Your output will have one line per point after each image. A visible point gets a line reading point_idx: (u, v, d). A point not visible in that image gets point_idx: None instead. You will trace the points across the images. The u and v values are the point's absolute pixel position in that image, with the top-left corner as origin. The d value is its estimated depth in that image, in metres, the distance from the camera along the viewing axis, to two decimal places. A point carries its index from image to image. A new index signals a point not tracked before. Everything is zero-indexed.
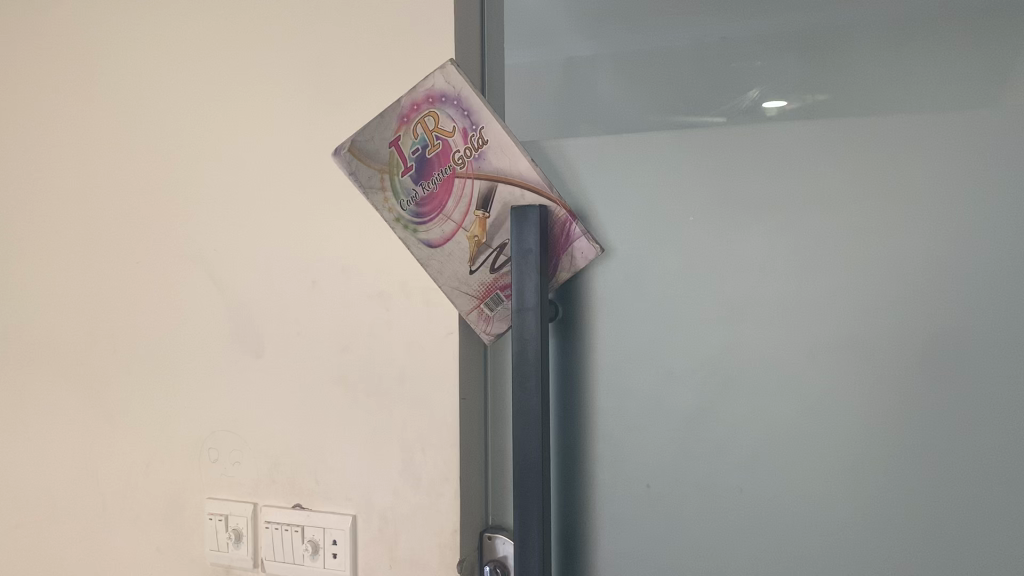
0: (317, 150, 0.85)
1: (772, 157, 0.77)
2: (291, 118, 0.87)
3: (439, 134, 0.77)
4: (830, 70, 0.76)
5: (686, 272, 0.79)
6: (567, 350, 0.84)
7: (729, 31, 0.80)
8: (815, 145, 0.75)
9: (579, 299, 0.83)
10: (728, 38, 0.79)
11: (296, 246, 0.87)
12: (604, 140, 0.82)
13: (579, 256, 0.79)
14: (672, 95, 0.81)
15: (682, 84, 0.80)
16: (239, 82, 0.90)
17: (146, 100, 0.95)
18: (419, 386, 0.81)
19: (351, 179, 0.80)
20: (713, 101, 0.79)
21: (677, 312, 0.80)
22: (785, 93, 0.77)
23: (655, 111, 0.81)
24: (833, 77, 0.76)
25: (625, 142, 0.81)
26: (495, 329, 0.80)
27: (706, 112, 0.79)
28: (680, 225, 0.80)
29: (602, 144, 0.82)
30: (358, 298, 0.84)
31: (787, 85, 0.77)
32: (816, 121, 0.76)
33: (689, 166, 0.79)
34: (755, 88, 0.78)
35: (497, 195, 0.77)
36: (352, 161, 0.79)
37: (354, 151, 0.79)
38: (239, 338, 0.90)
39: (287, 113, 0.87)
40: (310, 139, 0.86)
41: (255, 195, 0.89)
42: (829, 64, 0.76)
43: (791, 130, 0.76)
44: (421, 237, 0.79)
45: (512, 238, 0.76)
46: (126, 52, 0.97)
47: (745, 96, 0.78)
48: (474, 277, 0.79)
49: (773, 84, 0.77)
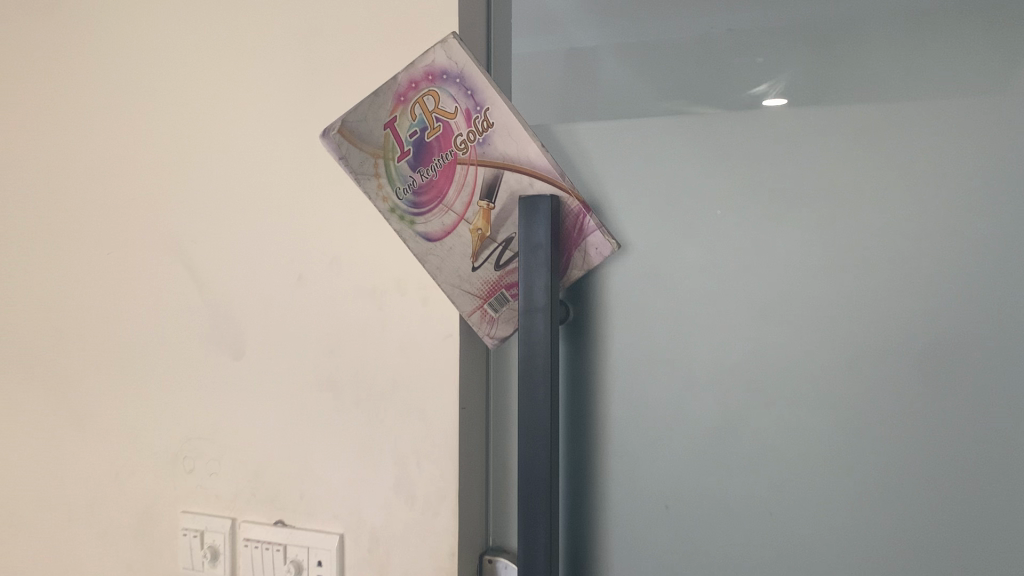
0: (305, 131, 0.78)
1: (811, 144, 0.69)
2: (276, 97, 0.79)
3: (439, 115, 0.69)
4: (843, 70, 0.67)
5: (709, 272, 0.72)
6: (578, 354, 0.76)
7: (731, 20, 0.70)
8: (857, 131, 0.67)
9: (592, 300, 0.76)
10: (734, 29, 0.70)
11: (282, 238, 0.79)
12: (622, 124, 0.74)
13: (593, 252, 0.72)
14: (678, 86, 0.72)
15: (679, 81, 0.72)
16: (220, 58, 0.82)
17: (120, 77, 0.87)
18: (415, 393, 0.74)
19: (341, 164, 0.72)
20: (707, 97, 0.71)
21: (700, 316, 0.72)
22: (784, 96, 0.69)
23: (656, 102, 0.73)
24: (848, 76, 0.67)
25: (645, 127, 0.73)
26: (499, 333, 0.73)
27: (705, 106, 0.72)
28: (702, 220, 0.72)
29: (619, 129, 0.74)
30: (349, 296, 0.76)
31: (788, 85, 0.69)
32: (858, 104, 0.67)
33: (712, 155, 0.72)
34: (753, 88, 0.70)
35: (504, 183, 0.70)
36: (342, 143, 0.71)
37: (344, 134, 0.71)
38: (219, 337, 0.83)
39: (271, 90, 0.79)
40: (298, 120, 0.78)
41: (239, 181, 0.81)
42: (840, 65, 0.67)
43: (828, 115, 0.68)
44: (418, 229, 0.72)
45: (520, 231, 0.69)
46: (99, 25, 0.89)
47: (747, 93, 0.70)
48: (477, 274, 0.71)
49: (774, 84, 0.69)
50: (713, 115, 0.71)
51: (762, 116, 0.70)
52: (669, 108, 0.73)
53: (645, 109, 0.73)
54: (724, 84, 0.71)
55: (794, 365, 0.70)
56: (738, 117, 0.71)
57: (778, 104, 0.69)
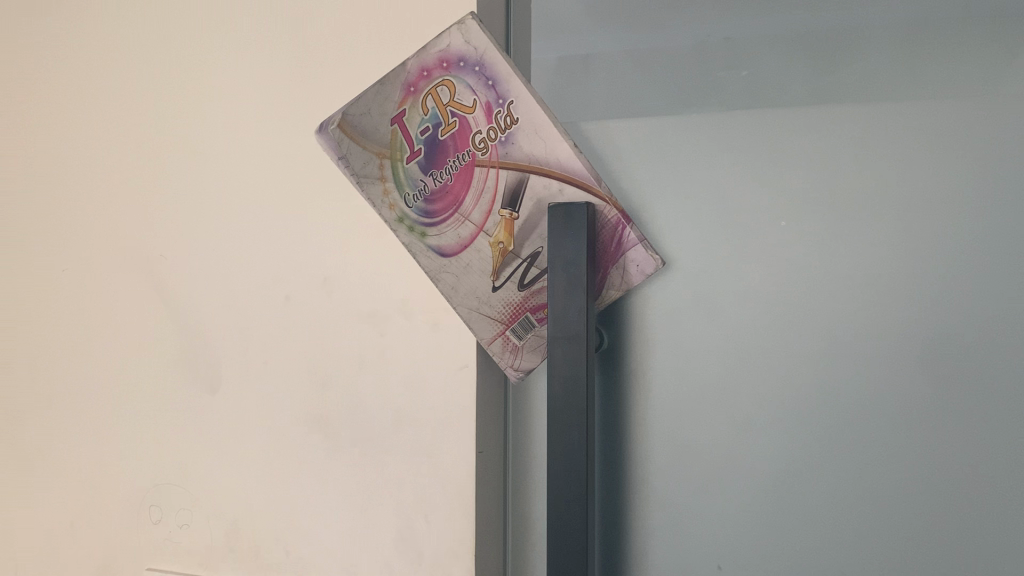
0: (292, 129, 0.67)
1: (886, 149, 0.59)
2: (256, 92, 0.69)
3: (455, 109, 0.59)
4: (849, 87, 0.60)
5: (766, 294, 0.62)
6: (612, 387, 0.66)
7: (735, 27, 0.63)
8: (935, 136, 0.58)
9: (627, 325, 0.65)
10: (732, 38, 0.63)
11: (266, 255, 0.69)
12: (662, 122, 0.65)
13: (633, 270, 0.61)
14: (693, 92, 0.64)
15: (687, 87, 0.64)
16: (188, 53, 0.72)
17: (76, 76, 0.77)
18: (423, 434, 0.63)
19: (341, 165, 0.61)
20: (697, 108, 0.64)
21: (756, 343, 0.62)
22: (777, 109, 0.62)
23: (679, 105, 0.64)
24: (855, 92, 0.60)
25: (689, 126, 0.64)
26: (524, 364, 0.62)
27: (738, 109, 0.63)
28: (757, 234, 0.62)
29: (659, 128, 0.65)
30: (345, 321, 0.66)
31: (789, 96, 0.62)
32: (931, 105, 0.58)
33: (766, 159, 0.62)
34: (754, 101, 0.62)
35: (529, 189, 0.59)
36: (341, 139, 0.60)
37: (344, 128, 0.60)
38: (189, 370, 0.71)
39: (251, 84, 0.69)
40: (282, 119, 0.68)
41: (215, 190, 0.71)
42: (863, 74, 0.60)
43: (901, 118, 0.59)
44: (431, 242, 0.61)
45: (551, 245, 0.58)
46: (50, 19, 0.78)
47: (779, 99, 0.62)
48: (498, 295, 0.61)
49: (775, 96, 0.62)
50: (757, 114, 0.62)
51: (802, 121, 0.61)
52: (703, 109, 0.64)
53: (681, 108, 0.64)
54: (745, 89, 0.63)
55: (869, 400, 0.60)
56: (776, 119, 0.62)
57: (793, 110, 0.62)
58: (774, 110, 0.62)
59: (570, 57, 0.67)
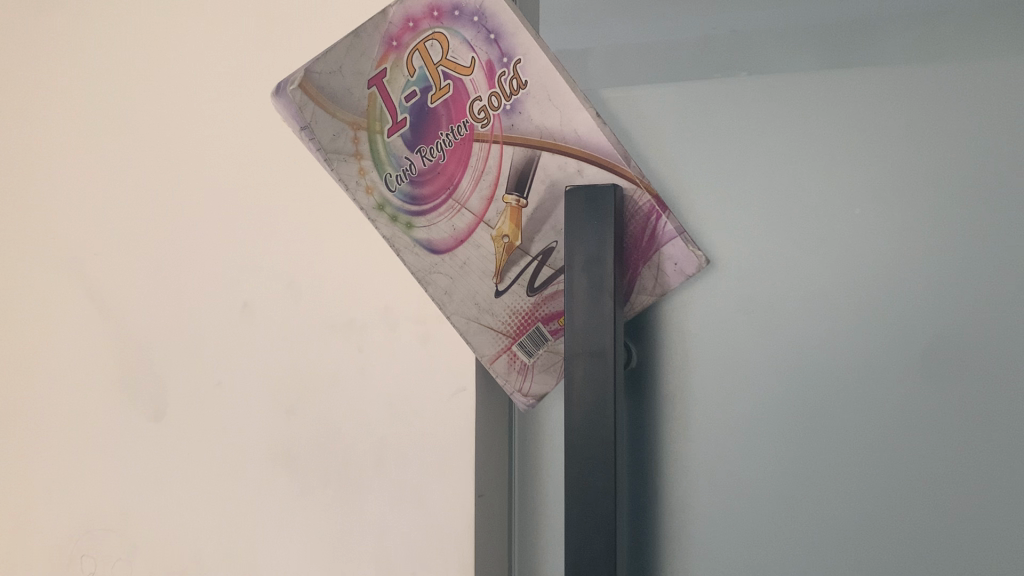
0: (247, 107, 0.56)
1: (970, 128, 0.48)
2: (206, 66, 0.57)
3: (449, 69, 0.47)
4: (905, 74, 0.49)
5: (834, 300, 0.50)
6: (641, 414, 0.54)
7: (744, 19, 0.52)
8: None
9: (660, 339, 0.54)
10: (740, 31, 0.52)
11: (220, 252, 0.57)
12: (692, 99, 0.53)
13: (670, 270, 0.49)
14: (733, 58, 0.52)
15: (725, 53, 0.53)
16: (127, 23, 0.61)
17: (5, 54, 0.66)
18: (410, 472, 0.51)
19: (304, 138, 0.48)
20: (705, 109, 0.53)
21: (821, 362, 0.50)
22: (799, 114, 0.51)
23: (694, 96, 0.53)
24: (907, 84, 0.49)
25: (725, 102, 0.52)
26: (535, 389, 0.50)
27: (763, 100, 0.52)
28: (822, 226, 0.50)
29: (687, 105, 0.53)
30: (316, 332, 0.54)
31: (815, 101, 0.51)
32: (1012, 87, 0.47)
33: (833, 133, 0.50)
34: (773, 104, 0.51)
35: (541, 169, 0.47)
36: (306, 105, 0.47)
37: (306, 89, 0.47)
38: (128, 394, 0.59)
39: (199, 58, 0.58)
40: (234, 96, 0.56)
41: (160, 177, 0.59)
42: (926, 56, 0.49)
43: (986, 93, 0.48)
44: (418, 236, 0.49)
45: (569, 238, 0.46)
46: None
47: (805, 99, 0.51)
48: (502, 302, 0.49)
49: (799, 95, 0.51)
50: (817, 79, 0.51)
51: (872, 89, 0.50)
52: (746, 75, 0.52)
53: (720, 73, 0.53)
54: (778, 75, 0.51)
55: (963, 431, 0.48)
56: (838, 90, 0.50)
57: (841, 95, 0.50)
58: (836, 79, 0.50)
59: (585, 12, 0.55)
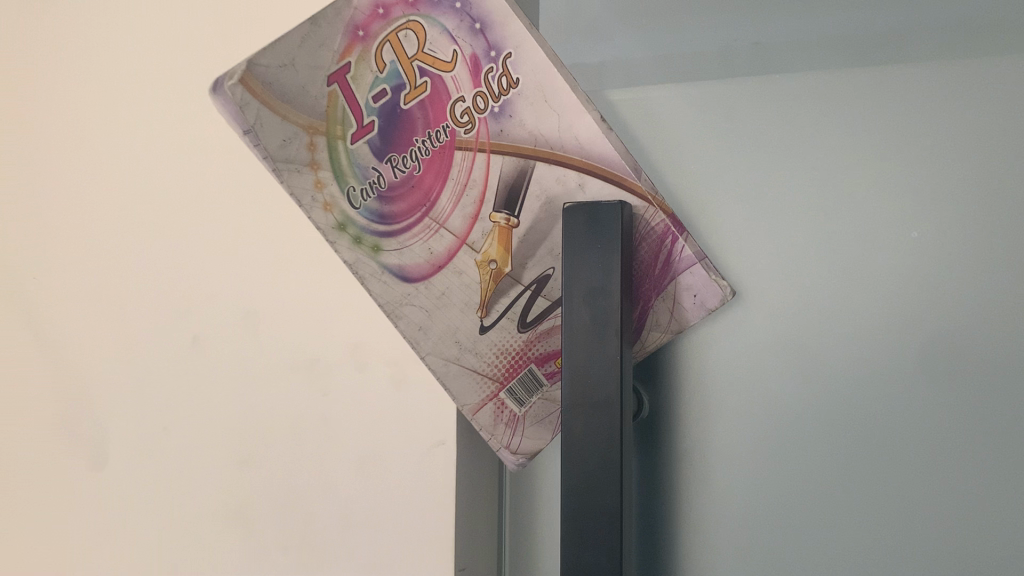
0: (203, 117, 0.49)
1: None
2: (157, 69, 0.50)
3: (426, 65, 0.40)
4: (964, 81, 0.41)
5: (885, 340, 0.42)
6: (654, 473, 0.46)
7: (768, 28, 0.45)
8: None
9: (677, 383, 0.46)
10: (763, 43, 0.45)
11: (172, 274, 0.50)
12: (710, 113, 0.45)
13: (688, 301, 0.41)
14: (767, 53, 0.45)
15: (746, 65, 0.45)
16: (71, 18, 0.54)
17: None
18: (378, 538, 0.43)
19: (245, 142, 0.39)
20: (724, 127, 0.45)
21: (870, 413, 0.42)
22: (836, 130, 0.43)
23: (711, 116, 0.45)
24: (966, 92, 0.41)
25: (750, 115, 0.45)
26: (527, 446, 0.42)
27: (795, 115, 0.44)
28: (871, 251, 0.42)
29: (705, 118, 0.45)
30: (275, 370, 0.46)
31: (854, 120, 0.43)
32: None
33: (886, 141, 0.42)
34: (805, 122, 0.44)
35: (535, 183, 0.40)
36: (250, 103, 0.39)
37: (249, 84, 0.39)
38: (65, 436, 0.52)
39: (150, 60, 0.51)
40: (188, 103, 0.49)
41: (108, 187, 0.52)
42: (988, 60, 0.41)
43: None
44: (388, 261, 0.42)
45: (568, 263, 0.39)
46: None
47: (843, 115, 0.43)
48: (487, 340, 0.41)
49: (836, 110, 0.43)
50: (867, 78, 0.43)
51: (935, 89, 0.42)
52: (776, 81, 0.44)
53: (752, 70, 0.45)
54: (812, 83, 0.44)
55: None
56: (892, 91, 0.42)
57: (888, 108, 0.43)
58: (890, 77, 0.43)
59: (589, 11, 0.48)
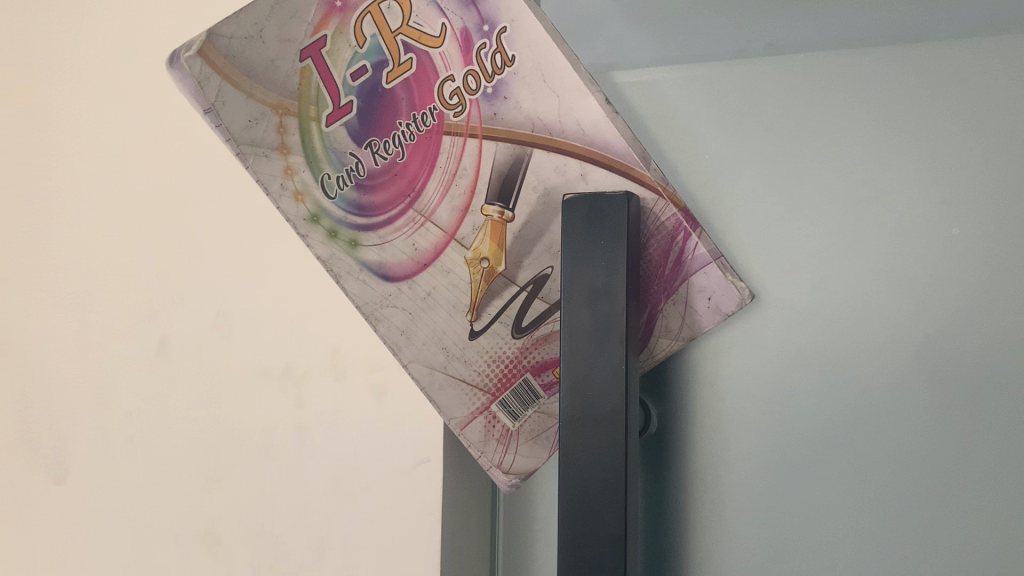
0: (172, 104, 0.45)
1: None
2: (124, 51, 0.46)
3: (411, 39, 0.36)
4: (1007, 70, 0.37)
5: (922, 351, 0.38)
6: (663, 495, 0.41)
7: (782, 31, 0.40)
8: None
9: (689, 396, 0.41)
10: (777, 44, 0.40)
11: (139, 275, 0.46)
12: (724, 111, 0.41)
13: (702, 305, 0.37)
14: (784, 49, 0.40)
15: (759, 66, 0.41)
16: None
17: None
18: (357, 563, 0.39)
19: (207, 122, 0.36)
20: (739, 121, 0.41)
21: (904, 434, 0.38)
22: (866, 122, 0.39)
23: (724, 115, 0.41)
24: (1010, 81, 0.37)
25: (768, 107, 0.40)
26: (520, 465, 0.38)
27: (819, 110, 0.40)
28: (906, 251, 0.38)
29: (718, 111, 0.41)
30: (248, 378, 0.42)
31: (882, 122, 0.39)
32: None
33: (924, 131, 0.38)
34: (831, 118, 0.40)
35: (531, 172, 0.36)
36: (211, 77, 0.35)
37: (210, 57, 0.35)
38: (19, 447, 0.47)
39: (116, 42, 0.46)
40: (157, 89, 0.45)
41: (68, 179, 0.48)
42: None
43: None
44: (367, 258, 0.38)
45: (568, 262, 0.35)
46: None
47: (873, 110, 0.39)
48: (478, 345, 0.37)
49: (867, 99, 0.39)
50: (901, 64, 0.39)
51: (977, 73, 0.38)
52: (800, 68, 0.40)
53: (773, 53, 0.40)
54: (841, 70, 0.40)
55: None
56: (928, 79, 0.38)
57: (924, 99, 0.38)
58: (926, 60, 0.38)
59: None
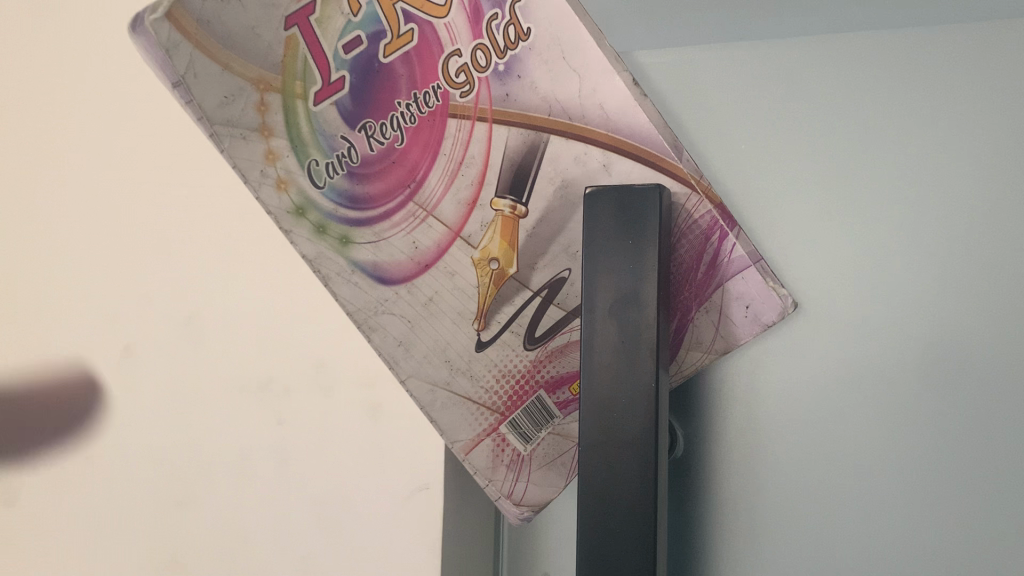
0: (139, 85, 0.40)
1: None
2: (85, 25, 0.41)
3: (412, 8, 0.31)
4: None
5: (982, 365, 0.33)
6: (690, 527, 0.37)
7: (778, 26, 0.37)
8: None
9: (717, 415, 0.37)
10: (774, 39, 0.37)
11: (101, 274, 0.41)
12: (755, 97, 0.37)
13: (740, 314, 0.32)
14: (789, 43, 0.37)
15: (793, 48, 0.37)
16: None
17: None
18: None
19: (177, 99, 0.31)
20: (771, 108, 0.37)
21: (960, 457, 0.33)
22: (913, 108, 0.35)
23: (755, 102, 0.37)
24: None
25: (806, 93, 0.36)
26: (534, 495, 0.33)
27: (862, 96, 0.36)
28: (963, 253, 0.34)
29: (749, 96, 0.37)
30: (223, 389, 0.38)
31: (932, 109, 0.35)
32: None
33: (986, 121, 0.34)
34: (874, 104, 0.35)
35: (547, 162, 0.31)
36: (181, 45, 0.30)
37: (179, 20, 0.30)
38: None
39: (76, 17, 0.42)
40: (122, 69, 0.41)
41: (22, 170, 0.43)
42: None
43: None
44: (360, 258, 0.33)
45: (591, 264, 0.30)
46: None
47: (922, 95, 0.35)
48: (486, 358, 0.33)
49: (915, 83, 0.35)
50: (953, 44, 0.35)
51: None
52: (840, 50, 0.36)
53: (810, 31, 0.36)
54: (885, 52, 0.35)
55: None
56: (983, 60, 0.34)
57: (980, 81, 0.34)
58: (981, 39, 0.34)
59: None
